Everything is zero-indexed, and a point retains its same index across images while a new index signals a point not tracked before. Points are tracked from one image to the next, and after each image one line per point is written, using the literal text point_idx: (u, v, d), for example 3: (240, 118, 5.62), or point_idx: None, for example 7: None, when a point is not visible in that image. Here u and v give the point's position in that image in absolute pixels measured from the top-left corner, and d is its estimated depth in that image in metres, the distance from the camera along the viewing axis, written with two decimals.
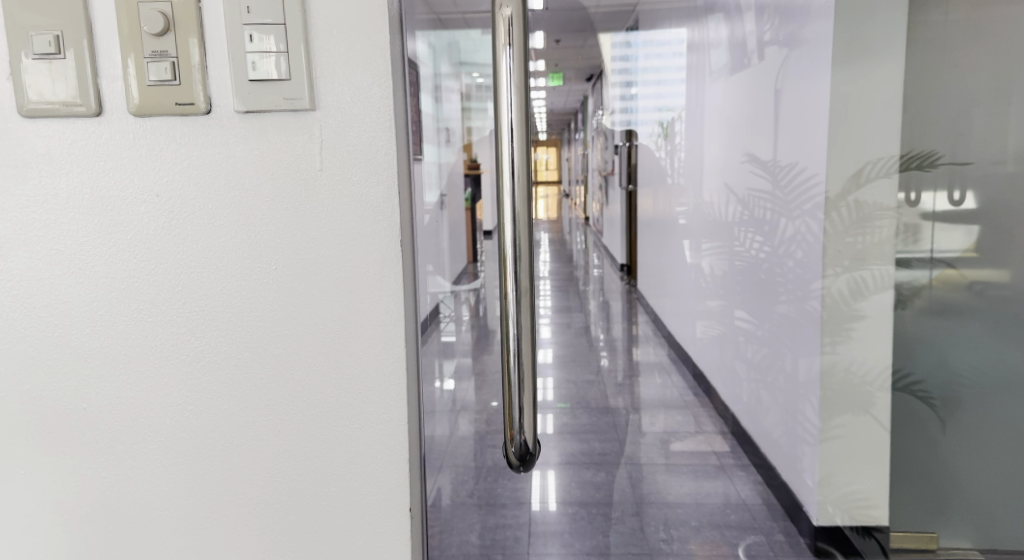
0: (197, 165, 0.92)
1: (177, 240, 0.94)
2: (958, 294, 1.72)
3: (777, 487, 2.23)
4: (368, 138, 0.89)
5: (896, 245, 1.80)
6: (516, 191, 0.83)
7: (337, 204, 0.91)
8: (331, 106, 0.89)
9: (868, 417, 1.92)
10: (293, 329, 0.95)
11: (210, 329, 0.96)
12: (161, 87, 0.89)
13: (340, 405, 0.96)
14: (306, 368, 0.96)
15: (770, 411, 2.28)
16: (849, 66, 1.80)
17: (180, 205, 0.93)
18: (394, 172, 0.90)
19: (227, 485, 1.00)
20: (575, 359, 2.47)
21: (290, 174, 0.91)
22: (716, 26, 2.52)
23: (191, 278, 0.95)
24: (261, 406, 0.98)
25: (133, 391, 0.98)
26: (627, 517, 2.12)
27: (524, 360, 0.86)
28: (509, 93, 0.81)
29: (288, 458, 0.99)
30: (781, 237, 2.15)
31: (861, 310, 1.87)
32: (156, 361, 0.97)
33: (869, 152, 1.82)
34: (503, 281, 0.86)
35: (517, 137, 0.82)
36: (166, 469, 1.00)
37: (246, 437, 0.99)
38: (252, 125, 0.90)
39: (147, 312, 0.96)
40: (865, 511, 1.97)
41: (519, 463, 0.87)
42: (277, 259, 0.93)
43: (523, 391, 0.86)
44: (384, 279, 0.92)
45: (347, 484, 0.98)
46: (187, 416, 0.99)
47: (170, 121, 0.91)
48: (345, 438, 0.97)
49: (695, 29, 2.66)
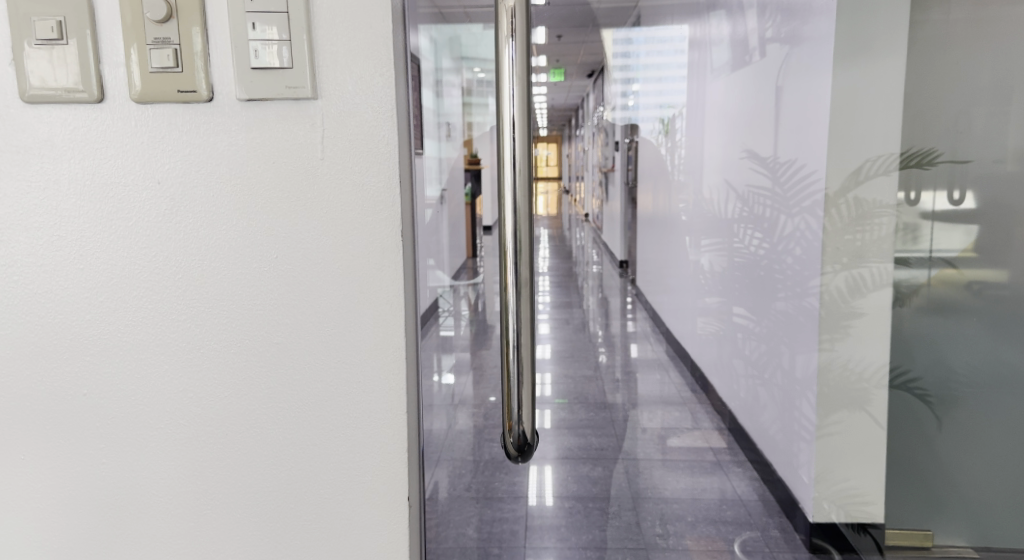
0: (198, 152, 0.92)
1: (177, 228, 0.94)
2: (958, 294, 1.71)
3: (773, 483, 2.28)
4: (369, 128, 0.90)
5: (895, 244, 1.81)
6: (517, 182, 0.83)
7: (339, 193, 0.91)
8: (333, 95, 0.89)
9: (863, 414, 1.95)
10: (294, 318, 0.95)
11: (210, 317, 0.96)
12: (164, 74, 0.89)
13: (339, 394, 0.97)
14: (307, 358, 0.96)
15: (767, 407, 2.37)
16: (851, 63, 1.82)
17: (182, 193, 0.93)
18: (396, 162, 0.90)
19: (226, 473, 1.01)
20: (573, 354, 2.08)
21: (291, 163, 0.91)
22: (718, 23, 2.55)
23: (193, 266, 0.95)
24: (260, 395, 0.98)
25: (133, 378, 0.99)
26: (623, 511, 2.21)
27: (524, 353, 0.86)
28: (511, 86, 0.81)
29: (287, 446, 0.99)
30: (780, 234, 2.16)
31: (859, 308, 1.88)
32: (155, 347, 0.98)
33: (869, 151, 1.83)
34: (503, 275, 0.86)
35: (518, 127, 0.82)
36: (166, 456, 1.01)
37: (245, 424, 0.99)
38: (255, 114, 0.90)
39: (147, 299, 0.96)
40: (861, 507, 2.03)
41: (517, 454, 0.87)
42: (277, 248, 0.93)
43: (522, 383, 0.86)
44: (384, 269, 0.93)
45: (346, 474, 0.99)
46: (187, 403, 0.99)
47: (172, 109, 0.91)
48: (345, 427, 0.98)
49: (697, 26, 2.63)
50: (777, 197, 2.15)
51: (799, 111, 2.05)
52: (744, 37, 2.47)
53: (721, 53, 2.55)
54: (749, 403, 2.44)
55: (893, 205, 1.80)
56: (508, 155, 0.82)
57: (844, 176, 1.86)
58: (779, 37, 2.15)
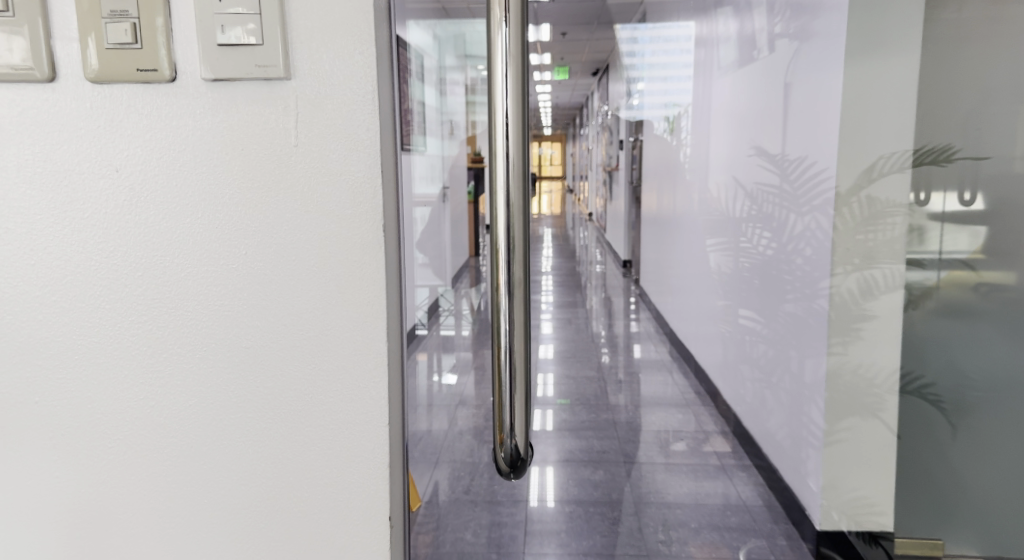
0: (160, 137, 0.86)
1: (138, 220, 0.88)
2: (968, 295, 1.65)
3: (780, 490, 2.20)
4: (348, 111, 0.83)
5: (906, 245, 1.74)
6: (511, 179, 0.76)
7: (314, 182, 0.85)
8: (309, 74, 0.83)
9: (875, 420, 1.85)
10: (268, 317, 0.89)
11: (174, 318, 0.90)
12: (121, 50, 0.83)
13: (315, 402, 0.91)
14: (280, 363, 0.90)
15: (774, 412, 2.23)
16: (862, 60, 1.75)
17: (142, 181, 0.87)
18: (376, 149, 0.84)
19: (192, 486, 0.94)
20: (576, 354, 2.58)
21: (260, 151, 0.85)
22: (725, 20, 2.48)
23: (154, 262, 0.89)
24: (229, 402, 0.92)
25: (91, 383, 0.93)
26: (627, 516, 2.15)
27: (515, 363, 0.79)
28: (504, 75, 0.75)
29: (257, 458, 0.93)
30: (789, 234, 2.09)
31: (871, 310, 1.81)
32: (114, 351, 0.92)
33: (881, 149, 1.77)
34: (495, 277, 0.79)
35: (511, 121, 0.75)
36: (128, 468, 0.95)
37: (213, 435, 0.93)
38: (221, 96, 0.84)
39: (105, 298, 0.90)
40: (871, 516, 1.91)
41: (510, 468, 0.81)
42: (248, 243, 0.87)
43: (514, 392, 0.80)
44: (361, 265, 0.87)
45: (322, 488, 0.93)
46: (149, 412, 0.93)
47: (131, 89, 0.85)
48: (320, 438, 0.92)
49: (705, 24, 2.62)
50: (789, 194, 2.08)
51: (809, 107, 1.98)
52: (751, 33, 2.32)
53: (729, 50, 2.47)
54: (756, 407, 2.36)
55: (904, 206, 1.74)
56: (502, 154, 0.76)
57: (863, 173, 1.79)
58: (788, 32, 2.08)
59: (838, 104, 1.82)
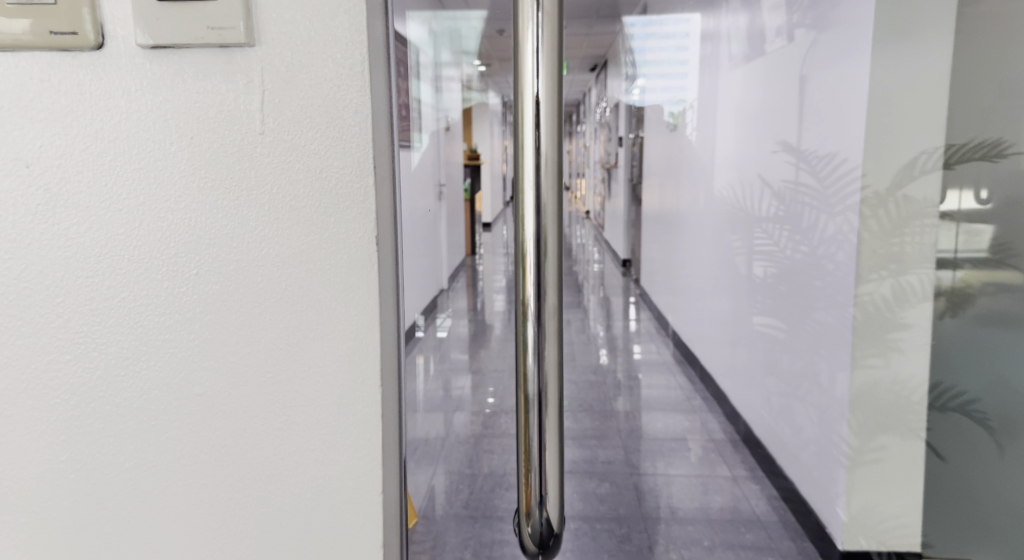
0: (83, 125, 0.69)
1: (55, 228, 0.71)
2: (1010, 298, 1.50)
3: (794, 502, 2.04)
4: (327, 87, 0.67)
5: (936, 247, 1.58)
6: (544, 189, 0.50)
7: (285, 180, 0.69)
8: (274, 42, 0.67)
9: (914, 440, 1.66)
10: (223, 343, 0.73)
11: (106, 352, 0.74)
12: (29, 7, 0.66)
13: (282, 451, 0.74)
14: (238, 405, 0.74)
15: (803, 426, 1.98)
16: (892, 50, 1.57)
17: (60, 180, 0.70)
18: (364, 138, 0.68)
19: (130, 553, 0.77)
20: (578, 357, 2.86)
21: (220, 140, 0.69)
22: (729, 16, 2.45)
23: (77, 282, 0.72)
24: (176, 457, 0.75)
25: (3, 429, 0.76)
26: (635, 534, 1.97)
27: (548, 443, 0.55)
28: (536, 7, 0.49)
29: (209, 516, 0.76)
30: (819, 236, 1.87)
31: (907, 320, 1.62)
32: (31, 396, 0.75)
33: (914, 146, 1.59)
34: (519, 328, 0.54)
35: (545, 105, 0.49)
36: (49, 531, 0.78)
37: (155, 492, 0.76)
38: (164, 69, 0.68)
39: (20, 330, 0.74)
40: (900, 542, 1.72)
41: (540, 552, 0.57)
42: (198, 260, 0.71)
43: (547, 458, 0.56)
44: (346, 280, 0.70)
45: (289, 551, 0.76)
46: (75, 467, 0.76)
47: (45, 59, 0.68)
48: (289, 493, 0.75)
49: (708, 18, 2.61)
50: (812, 190, 1.89)
51: (832, 97, 1.81)
52: (760, 28, 2.23)
53: (736, 44, 2.40)
54: (773, 421, 2.20)
55: (934, 209, 1.57)
56: (532, 155, 0.50)
57: (899, 168, 1.61)
58: (805, 21, 1.94)
59: (864, 98, 1.64)
